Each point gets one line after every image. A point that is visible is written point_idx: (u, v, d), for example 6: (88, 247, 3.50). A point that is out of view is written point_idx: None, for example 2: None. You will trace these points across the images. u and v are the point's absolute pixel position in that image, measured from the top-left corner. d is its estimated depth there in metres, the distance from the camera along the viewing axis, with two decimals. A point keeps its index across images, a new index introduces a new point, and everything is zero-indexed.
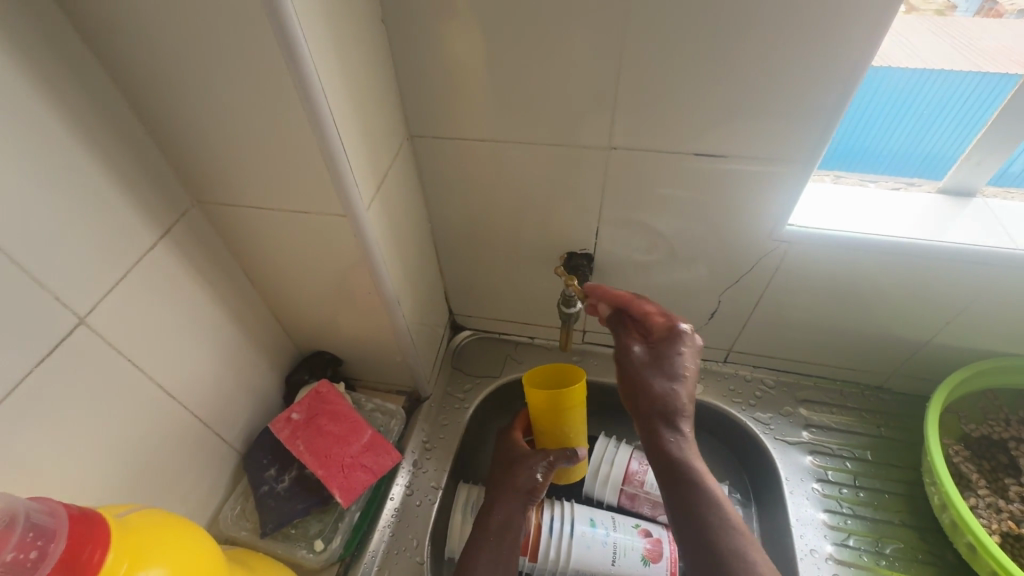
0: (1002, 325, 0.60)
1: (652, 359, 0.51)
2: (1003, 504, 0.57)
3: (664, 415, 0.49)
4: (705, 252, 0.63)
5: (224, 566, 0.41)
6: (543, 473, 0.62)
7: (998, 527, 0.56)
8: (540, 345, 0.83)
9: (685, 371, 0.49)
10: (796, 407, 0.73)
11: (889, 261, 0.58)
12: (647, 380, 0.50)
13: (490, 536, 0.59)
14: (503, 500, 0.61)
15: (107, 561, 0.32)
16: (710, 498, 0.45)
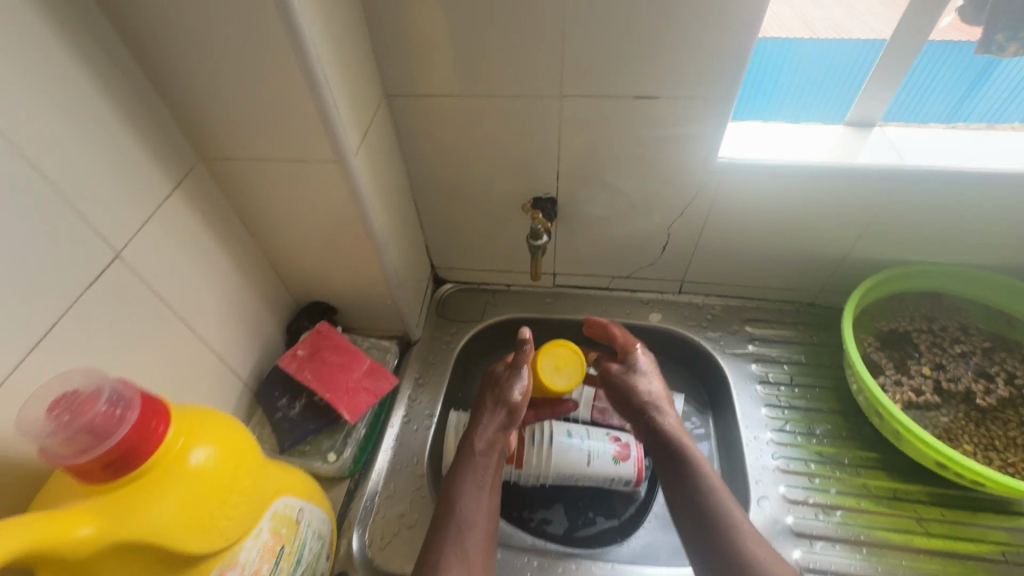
0: (900, 235, 0.72)
1: (629, 368, 0.69)
2: (905, 380, 0.68)
3: (651, 405, 0.66)
4: (653, 189, 0.72)
5: (262, 460, 0.47)
6: (520, 392, 0.67)
7: (901, 396, 0.67)
8: (516, 291, 0.92)
9: (640, 364, 0.69)
10: (742, 325, 0.84)
11: (804, 184, 0.68)
12: (630, 382, 0.68)
13: (475, 453, 0.64)
14: (485, 424, 0.66)
15: (167, 434, 0.39)
16: (703, 475, 0.59)
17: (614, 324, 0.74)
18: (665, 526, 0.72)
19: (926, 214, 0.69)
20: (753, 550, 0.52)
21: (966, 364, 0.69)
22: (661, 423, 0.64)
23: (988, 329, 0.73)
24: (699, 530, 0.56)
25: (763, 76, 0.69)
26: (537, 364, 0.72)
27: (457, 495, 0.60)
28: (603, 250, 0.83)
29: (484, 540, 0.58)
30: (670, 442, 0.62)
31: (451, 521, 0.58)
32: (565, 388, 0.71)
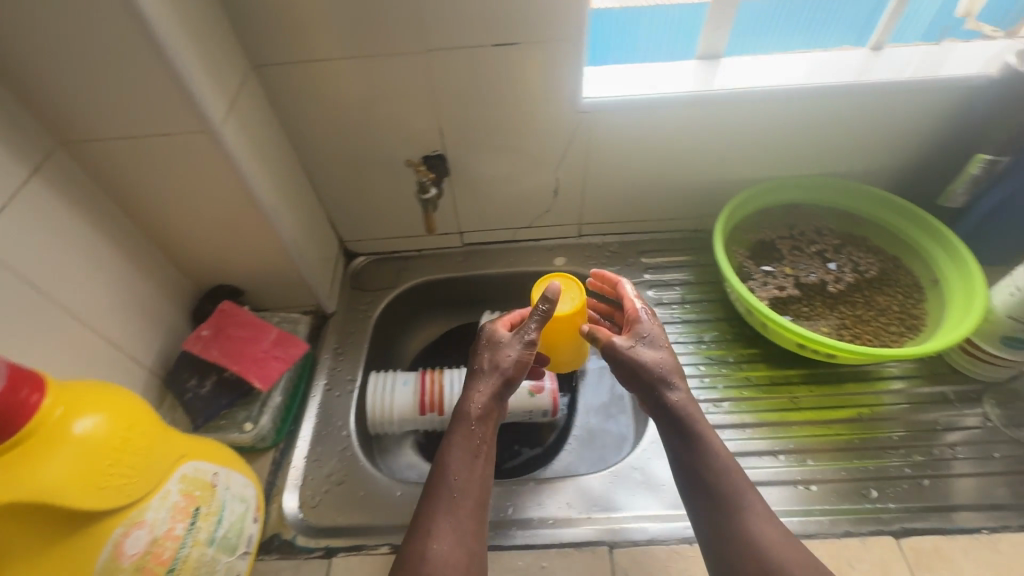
0: (754, 156, 0.80)
1: (636, 338, 0.63)
2: (771, 280, 0.77)
3: (660, 377, 0.60)
4: (534, 136, 0.77)
5: (161, 425, 0.48)
6: (520, 353, 0.63)
7: (767, 295, 0.76)
8: (427, 255, 0.95)
9: (642, 337, 0.63)
10: (638, 258, 0.91)
11: (665, 117, 0.75)
12: (634, 354, 0.61)
13: (470, 421, 0.59)
14: (480, 388, 0.62)
15: (45, 403, 0.39)
16: (712, 450, 0.57)
17: (627, 286, 0.69)
18: (585, 445, 0.78)
19: (771, 134, 0.77)
20: (763, 532, 0.52)
21: (820, 260, 0.79)
22: (677, 399, 0.59)
23: (839, 230, 0.83)
24: (708, 501, 0.55)
25: (613, 42, 0.76)
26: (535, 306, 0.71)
27: (449, 464, 0.56)
28: (502, 203, 0.87)
29: (478, 512, 0.55)
30: (688, 416, 0.58)
31: (445, 497, 0.55)
32: (572, 307, 0.69)
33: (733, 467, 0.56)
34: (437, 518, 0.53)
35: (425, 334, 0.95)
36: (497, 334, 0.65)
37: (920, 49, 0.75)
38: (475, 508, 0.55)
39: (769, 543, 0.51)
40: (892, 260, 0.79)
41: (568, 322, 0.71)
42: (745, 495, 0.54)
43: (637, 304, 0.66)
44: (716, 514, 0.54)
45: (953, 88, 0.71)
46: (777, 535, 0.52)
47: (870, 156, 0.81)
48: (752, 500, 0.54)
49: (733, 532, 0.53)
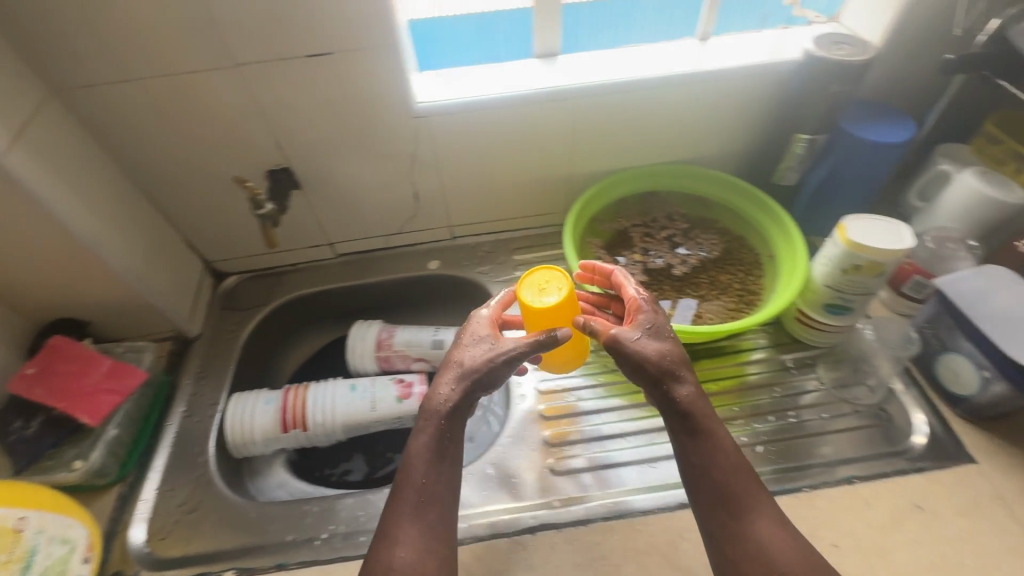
0: (601, 149, 0.83)
1: (644, 330, 0.56)
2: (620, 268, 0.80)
3: (667, 373, 0.54)
4: (377, 143, 0.77)
5: None
6: (500, 360, 0.57)
7: None
8: (301, 269, 0.94)
9: (647, 328, 0.56)
10: (510, 257, 0.93)
11: (503, 116, 0.76)
12: (637, 348, 0.55)
13: (441, 420, 0.56)
14: (457, 392, 0.56)
15: None
16: (719, 451, 0.52)
17: (621, 273, 0.62)
18: None
19: (609, 127, 0.80)
20: (768, 535, 0.49)
21: (668, 245, 0.82)
22: (682, 393, 0.54)
23: (689, 214, 0.86)
24: (710, 498, 0.52)
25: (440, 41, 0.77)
26: (521, 301, 0.63)
27: (417, 466, 0.54)
28: (364, 211, 0.86)
29: (449, 519, 0.53)
30: (693, 411, 0.53)
31: (416, 501, 0.52)
32: (559, 299, 0.61)
33: (740, 466, 0.52)
34: (409, 523, 0.51)
35: (306, 349, 0.93)
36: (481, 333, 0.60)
37: (743, 36, 0.78)
38: (446, 512, 0.53)
39: (771, 546, 0.49)
40: (736, 239, 0.84)
41: (559, 315, 0.62)
42: (754, 497, 0.51)
43: (637, 293, 0.59)
44: (718, 512, 0.51)
45: (767, 73, 0.74)
46: (781, 536, 0.49)
47: (711, 141, 0.84)
48: (759, 501, 0.51)
49: (733, 532, 0.50)
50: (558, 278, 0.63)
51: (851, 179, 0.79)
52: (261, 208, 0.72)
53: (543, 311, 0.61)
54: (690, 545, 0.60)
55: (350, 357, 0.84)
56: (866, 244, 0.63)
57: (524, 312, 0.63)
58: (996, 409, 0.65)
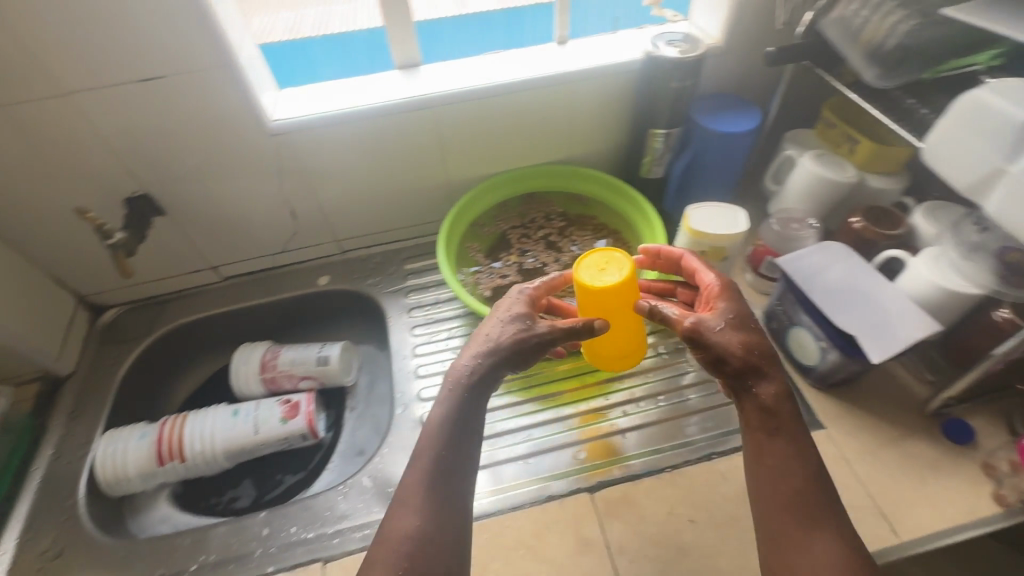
0: (473, 154, 0.85)
1: (734, 325, 0.55)
2: (494, 270, 0.82)
3: (756, 371, 0.53)
4: (239, 163, 0.76)
5: None
6: (538, 343, 0.58)
7: (489, 285, 0.81)
8: (187, 295, 0.91)
9: (728, 318, 0.55)
10: (401, 266, 0.93)
11: (366, 127, 0.77)
12: (727, 341, 0.54)
13: (467, 394, 0.55)
14: (491, 371, 0.57)
15: None
16: (799, 455, 0.52)
17: (698, 259, 0.61)
18: (347, 460, 0.80)
19: (474, 133, 0.82)
20: (822, 551, 0.48)
21: (544, 245, 0.85)
22: (764, 391, 0.53)
23: (566, 212, 0.89)
24: (779, 506, 0.51)
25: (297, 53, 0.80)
26: (578, 280, 0.62)
27: (434, 431, 0.54)
28: (241, 232, 0.85)
29: (459, 503, 0.51)
30: (776, 413, 0.52)
31: (427, 474, 0.51)
32: (621, 278, 0.60)
33: (816, 480, 0.51)
34: (417, 494, 0.50)
35: (197, 377, 0.91)
36: (529, 313, 0.59)
37: (598, 37, 0.80)
38: (454, 488, 0.52)
39: (830, 562, 0.47)
40: (611, 234, 0.87)
41: (618, 295, 0.61)
42: (830, 511, 0.50)
43: (715, 280, 0.59)
44: (786, 520, 0.50)
45: (616, 73, 0.77)
46: (838, 553, 0.48)
47: (580, 140, 0.87)
48: (830, 517, 0.50)
49: (795, 541, 0.49)
50: (618, 259, 0.63)
51: (710, 167, 0.83)
52: (110, 237, 0.72)
53: (601, 290, 0.60)
54: (555, 536, 0.61)
55: (236, 381, 0.82)
56: (705, 231, 0.67)
57: (580, 292, 0.63)
58: (837, 375, 0.69)
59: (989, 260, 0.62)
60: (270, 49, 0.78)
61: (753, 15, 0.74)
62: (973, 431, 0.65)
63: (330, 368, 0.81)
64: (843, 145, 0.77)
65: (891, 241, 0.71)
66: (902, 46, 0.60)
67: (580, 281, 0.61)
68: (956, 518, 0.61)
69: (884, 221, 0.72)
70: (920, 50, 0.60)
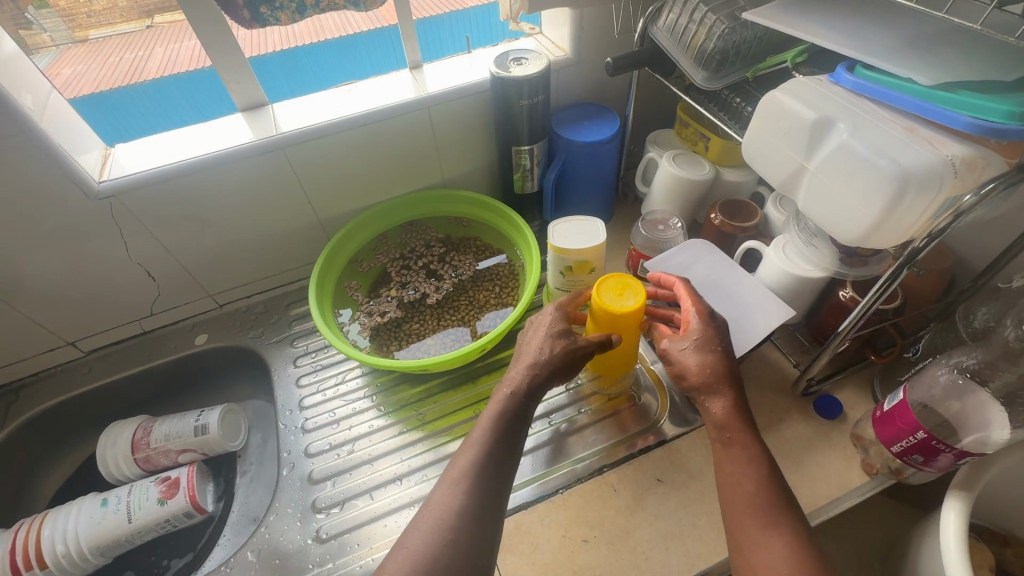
0: (340, 191, 0.82)
1: (702, 345, 0.57)
2: (374, 308, 0.79)
3: (713, 386, 0.56)
4: (72, 230, 0.70)
5: None
6: (574, 360, 0.59)
7: (368, 324, 0.78)
8: (45, 377, 0.83)
9: (694, 340, 0.57)
10: (285, 312, 0.89)
11: (211, 176, 0.72)
12: (685, 362, 0.57)
13: (525, 400, 0.56)
14: (545, 382, 0.57)
15: None
16: (756, 462, 0.52)
17: (682, 286, 0.61)
18: (239, 530, 0.74)
19: (335, 169, 0.79)
20: (772, 546, 0.47)
21: (424, 274, 0.84)
22: (715, 406, 0.55)
23: (446, 237, 0.88)
24: (741, 501, 0.50)
25: (200, 87, 0.76)
26: (598, 301, 0.60)
27: (492, 430, 0.53)
28: (94, 300, 0.78)
29: (502, 493, 0.51)
30: (724, 424, 0.54)
31: (475, 462, 0.51)
32: (640, 305, 0.59)
33: (772, 482, 0.51)
34: (467, 475, 0.50)
35: (67, 464, 0.83)
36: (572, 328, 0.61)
37: (449, 64, 0.81)
38: (499, 480, 0.51)
39: (781, 552, 0.47)
40: (495, 252, 0.86)
41: (632, 321, 0.60)
42: (789, 508, 0.49)
43: (694, 305, 0.59)
44: (742, 516, 0.50)
45: (469, 93, 0.77)
46: (788, 553, 0.46)
47: (451, 162, 0.86)
48: (791, 513, 0.49)
49: (751, 537, 0.48)
50: (637, 284, 0.61)
51: (580, 177, 0.83)
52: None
53: (619, 315, 0.59)
54: None
55: (105, 467, 0.75)
56: (564, 246, 0.67)
57: (597, 313, 0.61)
58: None
59: (830, 244, 0.63)
60: (169, 84, 0.74)
61: (595, 27, 0.76)
62: (840, 404, 0.68)
63: (211, 437, 0.76)
64: (699, 142, 0.80)
65: (748, 232, 0.73)
66: (720, 49, 0.62)
67: (600, 304, 0.60)
68: (832, 493, 0.63)
69: (740, 214, 0.75)
70: (736, 52, 0.63)
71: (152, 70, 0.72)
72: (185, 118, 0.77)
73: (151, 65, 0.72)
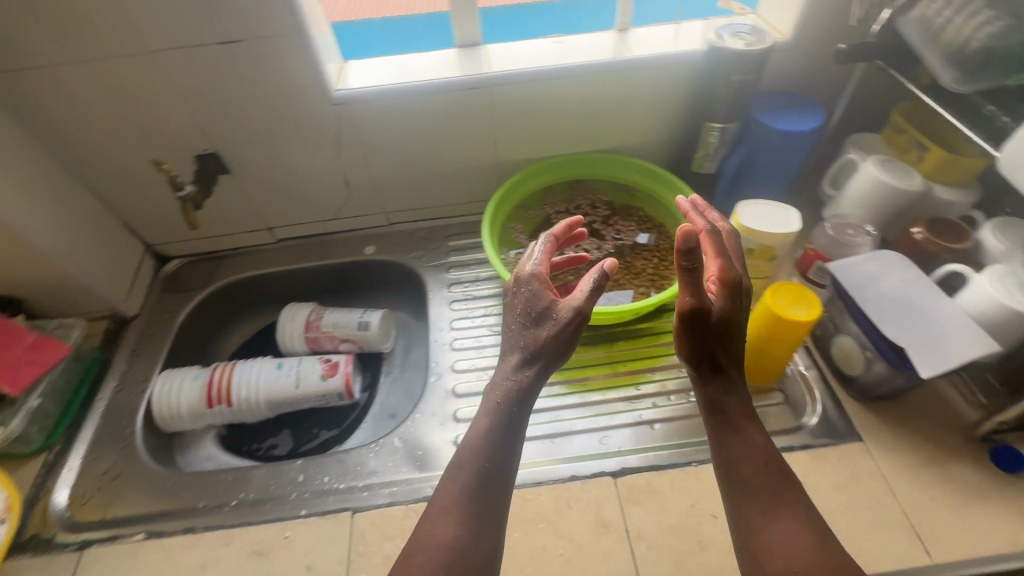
0: (526, 138, 0.86)
1: (721, 319, 0.54)
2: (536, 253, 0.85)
3: (718, 364, 0.55)
4: (303, 128, 0.79)
5: None
6: (566, 339, 0.57)
7: None
8: (243, 253, 0.96)
9: (718, 313, 0.54)
10: (444, 242, 0.96)
11: (421, 99, 0.79)
12: (699, 335, 0.54)
13: (512, 409, 0.56)
14: (538, 373, 0.57)
15: None
16: (754, 446, 0.53)
17: (714, 245, 0.56)
18: (379, 422, 0.83)
19: (526, 116, 0.83)
20: (778, 527, 0.48)
21: (587, 232, 0.86)
22: (717, 389, 0.56)
23: (613, 201, 0.89)
24: (740, 486, 0.52)
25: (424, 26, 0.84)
26: (769, 303, 0.64)
27: (487, 447, 0.54)
28: (296, 196, 0.89)
29: (500, 496, 0.53)
30: (721, 408, 0.56)
31: (465, 490, 0.52)
32: (811, 317, 0.62)
33: (767, 465, 0.52)
34: (455, 504, 0.51)
35: (246, 331, 0.96)
36: (553, 305, 0.58)
37: (658, 30, 0.81)
38: (493, 496, 0.52)
39: (791, 544, 0.47)
40: (657, 225, 0.87)
41: (798, 331, 0.63)
42: (785, 489, 0.51)
43: (723, 270, 0.55)
44: (743, 501, 0.51)
45: (676, 62, 0.77)
46: (796, 529, 0.48)
47: (632, 131, 0.87)
48: (793, 493, 0.51)
49: (754, 522, 0.50)
50: (813, 299, 0.64)
51: (765, 166, 0.81)
52: (181, 189, 0.75)
53: (787, 321, 0.62)
54: (576, 514, 0.62)
55: (282, 337, 0.87)
56: (754, 227, 0.66)
57: (764, 313, 0.65)
58: (881, 388, 0.67)
59: None
60: (395, 24, 0.85)
61: (827, 13, 0.72)
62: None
63: (370, 334, 0.85)
64: (912, 152, 0.74)
65: (954, 254, 0.68)
66: (987, 49, 0.56)
67: (770, 305, 0.64)
68: (997, 547, 0.58)
69: (950, 233, 0.70)
70: (1004, 56, 0.56)
71: (382, 11, 0.86)
72: (407, 47, 0.83)
73: (376, 8, 0.87)
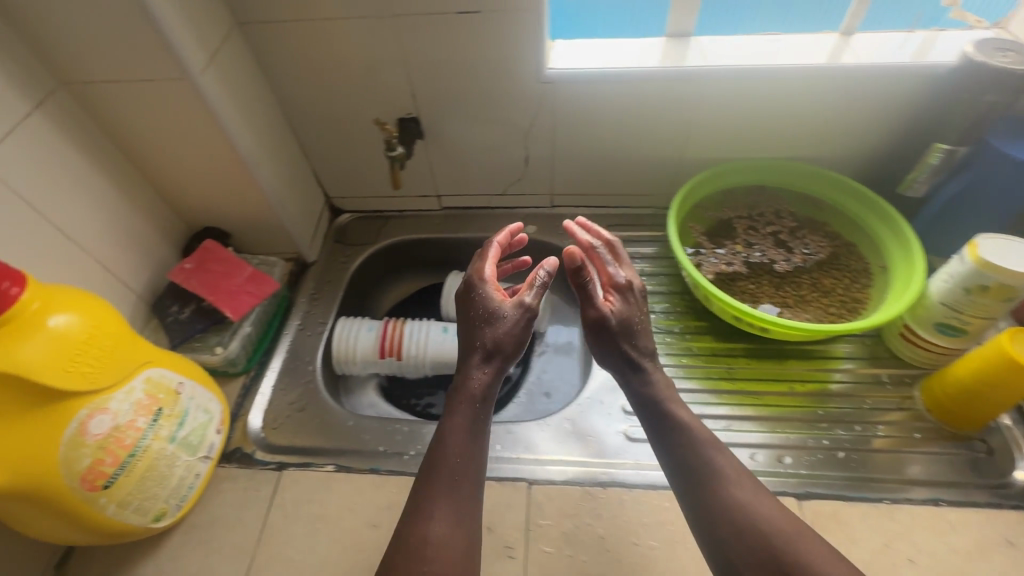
0: (716, 137, 0.83)
1: (629, 317, 0.63)
2: (719, 255, 0.83)
3: (640, 358, 0.62)
4: (504, 102, 0.81)
5: (165, 356, 0.61)
6: (521, 334, 0.61)
7: (710, 268, 0.81)
8: (407, 217, 1.00)
9: (626, 314, 0.63)
10: (605, 231, 0.95)
11: (625, 87, 0.78)
12: (616, 336, 0.62)
13: (476, 404, 0.58)
14: (495, 369, 0.60)
15: (140, 362, 0.56)
16: (690, 430, 0.59)
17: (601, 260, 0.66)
18: (531, 398, 0.85)
19: (725, 114, 0.80)
20: (741, 502, 0.53)
21: (772, 241, 0.84)
22: (644, 385, 0.62)
23: (799, 213, 0.85)
24: (691, 475, 0.56)
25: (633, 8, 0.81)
26: (1008, 347, 0.59)
27: (449, 441, 0.56)
28: (474, 168, 0.91)
29: (476, 479, 0.56)
30: (654, 406, 0.61)
31: (443, 480, 0.54)
32: None
33: (705, 448, 0.57)
34: (441, 495, 0.53)
35: (400, 290, 1.01)
36: (497, 306, 0.61)
37: (888, 38, 0.75)
38: (470, 487, 0.55)
39: (755, 507, 0.53)
40: (846, 244, 0.83)
41: None
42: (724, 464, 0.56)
43: (619, 278, 0.65)
44: (702, 493, 0.55)
45: (912, 74, 0.72)
46: (754, 498, 0.53)
47: (832, 141, 0.82)
48: (738, 470, 0.56)
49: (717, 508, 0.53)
50: None
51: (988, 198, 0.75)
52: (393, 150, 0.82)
53: None
54: None
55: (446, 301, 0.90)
56: (998, 262, 0.60)
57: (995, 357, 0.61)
58: None
59: None
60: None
61: None
62: None
63: None
64: None
65: None
66: None
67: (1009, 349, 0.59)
68: None
69: None
70: None
71: None
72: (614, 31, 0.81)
73: None
